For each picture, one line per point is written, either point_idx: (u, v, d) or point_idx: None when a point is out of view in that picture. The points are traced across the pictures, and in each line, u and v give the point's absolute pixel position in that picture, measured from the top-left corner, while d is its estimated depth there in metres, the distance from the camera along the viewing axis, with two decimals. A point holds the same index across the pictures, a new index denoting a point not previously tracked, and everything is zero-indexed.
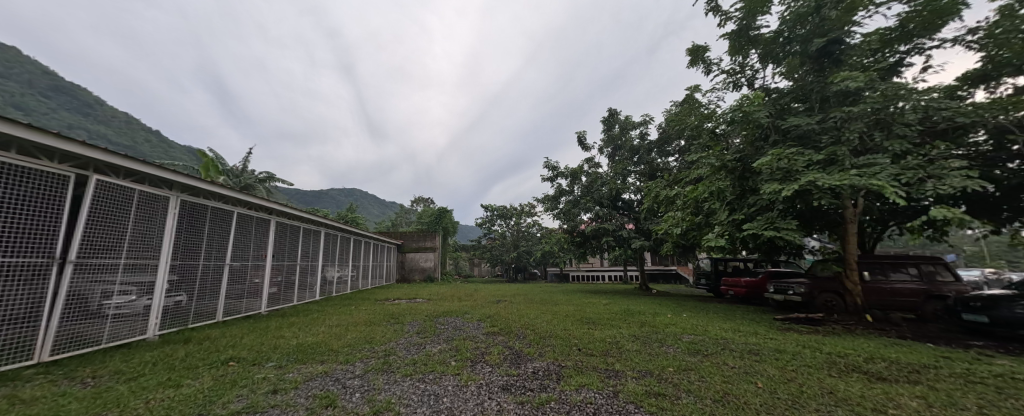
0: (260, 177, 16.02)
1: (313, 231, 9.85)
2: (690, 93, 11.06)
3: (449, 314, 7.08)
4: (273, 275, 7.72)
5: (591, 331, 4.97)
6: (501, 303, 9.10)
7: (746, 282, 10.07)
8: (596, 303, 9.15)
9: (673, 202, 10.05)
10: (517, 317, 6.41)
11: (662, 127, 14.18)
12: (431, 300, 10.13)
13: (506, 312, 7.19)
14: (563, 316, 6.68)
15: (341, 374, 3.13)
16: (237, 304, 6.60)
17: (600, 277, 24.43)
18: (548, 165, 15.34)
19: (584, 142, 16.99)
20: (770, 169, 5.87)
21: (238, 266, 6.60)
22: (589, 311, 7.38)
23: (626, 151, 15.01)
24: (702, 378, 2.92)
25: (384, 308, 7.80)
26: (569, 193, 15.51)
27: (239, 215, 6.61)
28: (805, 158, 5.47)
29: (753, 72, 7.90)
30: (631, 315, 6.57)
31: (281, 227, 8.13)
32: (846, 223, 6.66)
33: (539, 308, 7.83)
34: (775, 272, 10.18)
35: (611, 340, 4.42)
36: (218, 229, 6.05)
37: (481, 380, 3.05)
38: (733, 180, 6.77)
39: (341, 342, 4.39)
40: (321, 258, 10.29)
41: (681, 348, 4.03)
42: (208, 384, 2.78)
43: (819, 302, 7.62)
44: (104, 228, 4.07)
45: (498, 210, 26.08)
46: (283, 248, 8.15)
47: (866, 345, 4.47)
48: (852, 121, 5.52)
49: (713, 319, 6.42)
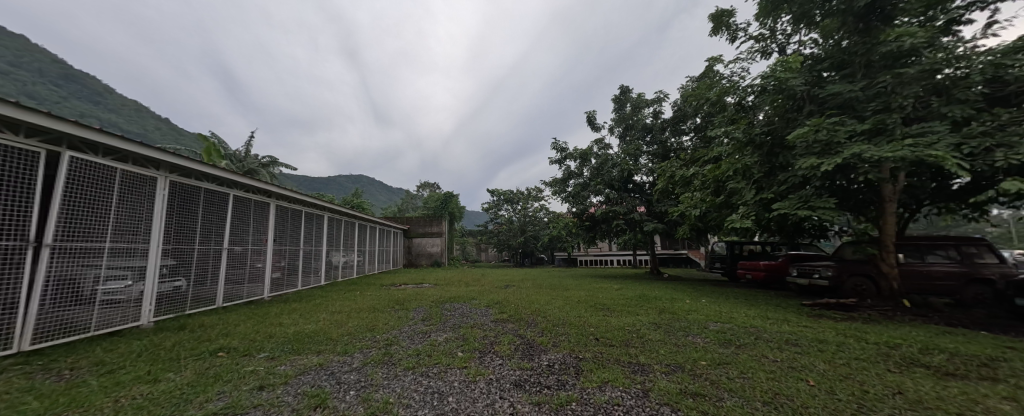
0: (263, 162, 15.79)
1: (316, 215, 9.61)
2: (710, 66, 10.31)
3: (456, 300, 6.82)
4: (274, 260, 7.51)
5: (607, 319, 4.62)
6: (509, 288, 8.84)
7: (765, 265, 9.62)
8: (608, 288, 8.81)
9: (690, 183, 9.51)
10: (527, 303, 6.11)
11: (677, 104, 13.44)
12: (438, 285, 9.92)
13: (516, 297, 6.89)
14: (575, 301, 6.37)
15: (337, 367, 2.85)
16: (238, 289, 6.40)
17: (608, 262, 24.14)
18: (556, 146, 14.76)
19: (594, 122, 16.30)
20: (806, 143, 5.36)
21: (238, 250, 6.35)
22: (602, 296, 7.04)
23: (638, 131, 14.34)
24: (743, 375, 2.56)
25: (389, 294, 7.57)
26: (578, 176, 15.03)
27: (235, 197, 6.31)
28: (848, 128, 4.90)
29: (785, 38, 7.19)
30: (647, 301, 6.21)
31: (281, 211, 7.86)
32: (883, 202, 6.17)
33: (549, 294, 7.51)
34: (797, 255, 9.72)
35: (631, 329, 4.06)
36: (212, 212, 5.74)
37: (491, 375, 2.74)
38: (761, 156, 6.24)
39: (342, 330, 4.13)
40: (325, 243, 10.09)
41: (709, 337, 3.65)
42: (190, 379, 2.50)
43: (849, 286, 7.21)
44: (86, 210, 3.79)
45: (505, 194, 25.66)
46: (284, 233, 7.91)
47: (914, 333, 4.06)
48: (904, 86, 4.89)
49: (736, 305, 6.04)
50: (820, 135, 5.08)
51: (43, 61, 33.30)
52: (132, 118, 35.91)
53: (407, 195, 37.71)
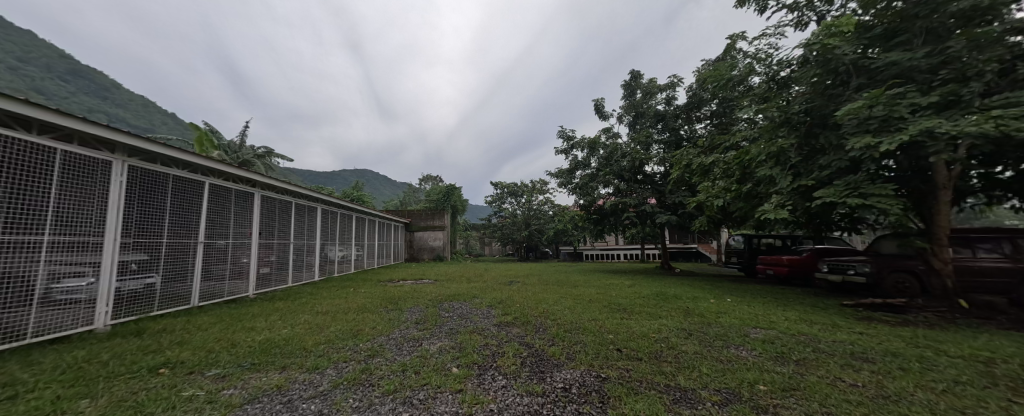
0: (259, 153, 15.30)
1: (310, 207, 9.06)
2: (731, 44, 9.50)
3: (455, 299, 6.27)
4: (261, 254, 6.97)
5: (629, 324, 4.01)
6: (514, 285, 8.26)
7: (789, 260, 8.92)
8: (620, 285, 8.19)
9: (710, 172, 8.78)
10: (533, 303, 5.52)
11: (692, 89, 12.63)
12: (438, 281, 9.38)
13: (521, 296, 6.33)
14: (587, 301, 5.76)
15: (297, 393, 2.25)
16: (218, 286, 5.84)
17: (615, 256, 23.51)
18: (563, 135, 14.05)
19: (602, 111, 15.52)
20: (856, 120, 4.65)
21: (218, 244, 5.79)
22: (617, 294, 6.43)
23: (649, 119, 13.57)
24: (826, 409, 1.93)
25: (384, 291, 7.02)
26: (585, 166, 14.34)
27: (211, 187, 5.71)
28: (912, 101, 4.19)
29: (824, 6, 6.40)
30: (668, 301, 5.60)
31: (268, 202, 7.28)
32: (936, 190, 5.40)
33: (557, 292, 6.92)
34: (823, 249, 9.00)
35: (660, 338, 3.43)
36: (182, 201, 5.15)
37: (491, 405, 2.13)
38: (798, 138, 5.53)
39: (321, 337, 3.56)
40: (320, 237, 9.57)
41: (758, 350, 3.02)
42: (100, 412, 1.93)
43: (889, 283, 6.54)
44: (13, 195, 3.21)
45: (508, 187, 24.99)
46: (272, 225, 7.35)
47: (998, 342, 3.39)
48: (982, 50, 4.13)
49: (768, 306, 5.39)
50: (876, 111, 4.36)
51: (50, 55, 33.20)
52: (135, 111, 35.74)
53: (409, 188, 37.23)
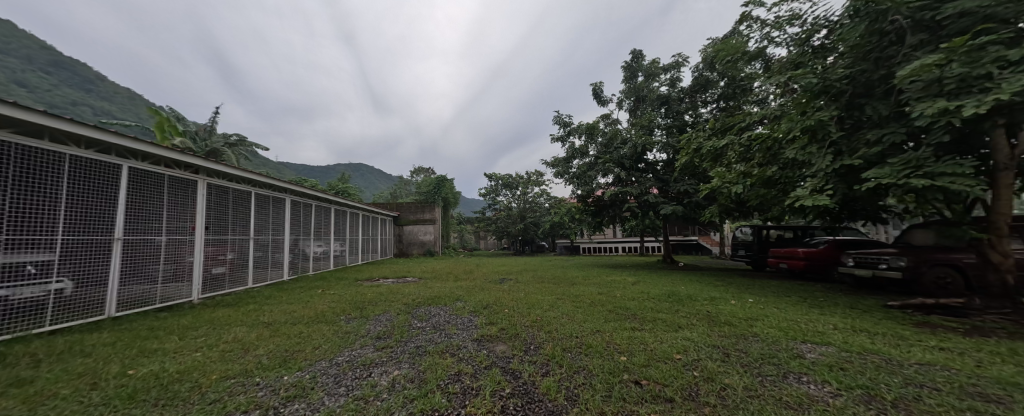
0: (231, 141, 14.16)
1: (276, 198, 8.04)
2: (745, 14, 8.53)
3: (435, 303, 5.38)
4: (210, 252, 6.00)
5: (646, 340, 3.15)
6: (504, 284, 7.40)
7: (805, 253, 8.16)
8: (624, 283, 7.33)
9: (721, 158, 7.93)
10: (525, 308, 4.65)
11: (697, 69, 11.69)
12: (423, 279, 8.51)
13: (512, 298, 5.46)
14: (588, 304, 4.89)
15: None
16: (149, 291, 4.84)
17: (613, 249, 22.85)
18: (559, 120, 13.10)
19: (600, 95, 14.54)
20: (920, 83, 3.78)
21: (146, 241, 4.77)
22: (621, 295, 5.58)
23: (652, 103, 12.64)
24: None
25: (356, 293, 6.14)
26: (583, 154, 13.43)
27: (134, 171, 4.64)
28: (1000, 55, 3.31)
29: None
30: (682, 304, 4.77)
31: (219, 191, 6.23)
32: (996, 171, 4.54)
33: (554, 292, 6.06)
34: (843, 240, 8.20)
35: (690, 363, 2.56)
36: (90, 187, 4.09)
37: None
38: (838, 111, 4.65)
39: (238, 365, 2.64)
40: (290, 231, 8.59)
41: (832, 385, 2.16)
42: None
43: (928, 279, 5.84)
44: None
45: (503, 179, 24.01)
46: (224, 219, 6.33)
47: None
48: None
49: (803, 309, 4.55)
50: (949, 70, 3.51)
51: (23, 42, 31.46)
52: (114, 101, 34.07)
53: (401, 180, 36.10)
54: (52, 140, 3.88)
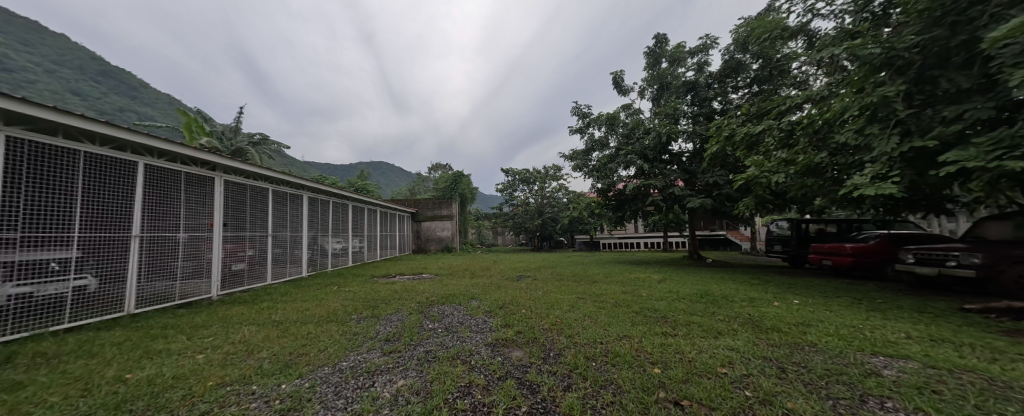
0: (254, 140, 14.55)
1: (293, 195, 8.08)
2: None
3: (449, 301, 5.16)
4: (230, 249, 6.03)
5: (682, 348, 2.76)
6: (522, 281, 7.11)
7: (852, 249, 7.40)
8: (649, 281, 6.87)
9: (757, 146, 7.27)
10: (544, 308, 4.35)
11: (727, 51, 10.87)
12: (438, 276, 8.37)
13: (530, 297, 5.17)
14: (612, 305, 4.52)
15: None
16: (168, 288, 4.86)
17: (634, 245, 22.12)
18: (578, 111, 12.60)
19: (621, 84, 13.89)
20: (1017, 46, 3.15)
21: (163, 238, 4.79)
22: (648, 295, 5.17)
23: (677, 90, 11.90)
24: None
25: (370, 291, 6.04)
26: (603, 145, 12.88)
27: (149, 169, 4.65)
28: None
29: None
30: (718, 305, 4.32)
31: (236, 188, 6.24)
32: None
33: (574, 291, 5.71)
34: (898, 234, 7.37)
35: (740, 380, 2.17)
36: (105, 185, 4.10)
37: None
38: (906, 85, 4.02)
39: (237, 370, 2.48)
40: (308, 228, 8.63)
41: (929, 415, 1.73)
42: None
43: (1008, 279, 5.07)
44: None
45: (520, 173, 23.64)
46: (242, 216, 6.35)
47: None
48: None
49: (863, 313, 3.99)
50: None
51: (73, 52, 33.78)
52: (153, 106, 36.12)
53: (419, 176, 36.45)
54: (66, 137, 3.90)
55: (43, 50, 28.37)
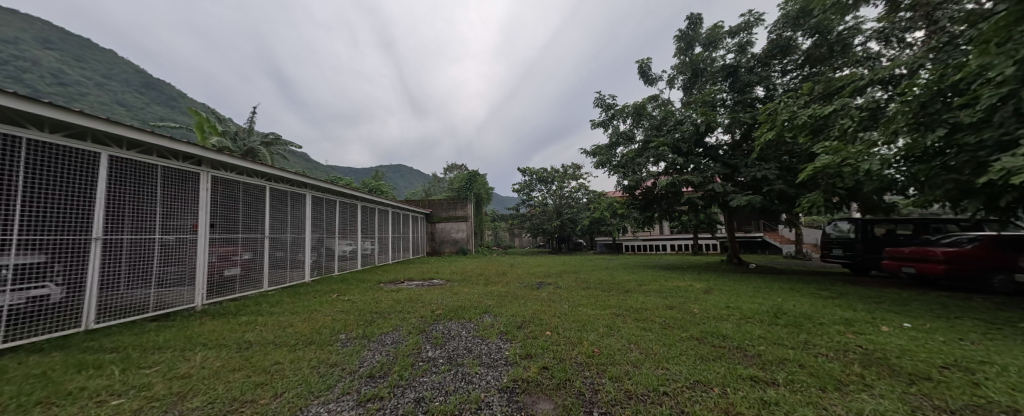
0: (268, 140, 14.31)
1: (295, 194, 7.49)
2: None
3: (456, 316, 4.33)
4: (219, 252, 5.43)
5: (802, 414, 1.78)
6: (542, 290, 6.21)
7: (946, 253, 6.02)
8: (695, 292, 5.77)
9: (825, 130, 6.06)
10: (575, 330, 3.45)
11: (774, 29, 9.58)
12: (449, 282, 7.60)
13: (553, 312, 4.27)
14: (660, 327, 3.55)
15: None
16: (140, 297, 4.26)
17: (660, 247, 20.70)
18: (602, 102, 11.58)
19: (648, 73, 12.75)
20: None
21: (133, 240, 4.19)
22: (704, 313, 4.14)
23: (713, 76, 10.65)
24: None
25: (370, 301, 5.33)
26: (629, 139, 11.78)
27: (112, 160, 4.03)
28: None
29: None
30: (807, 331, 3.27)
31: (224, 185, 5.62)
32: None
33: (607, 305, 4.76)
34: (1006, 236, 5.96)
35: None
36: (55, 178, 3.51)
37: None
38: None
39: None
40: (312, 229, 8.06)
41: None
42: None
43: None
44: None
45: (537, 173, 22.66)
46: (234, 215, 5.75)
47: None
48: None
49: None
50: None
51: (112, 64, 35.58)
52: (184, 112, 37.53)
53: (435, 178, 36.09)
54: (9, 122, 3.34)
55: (91, 63, 30.23)
